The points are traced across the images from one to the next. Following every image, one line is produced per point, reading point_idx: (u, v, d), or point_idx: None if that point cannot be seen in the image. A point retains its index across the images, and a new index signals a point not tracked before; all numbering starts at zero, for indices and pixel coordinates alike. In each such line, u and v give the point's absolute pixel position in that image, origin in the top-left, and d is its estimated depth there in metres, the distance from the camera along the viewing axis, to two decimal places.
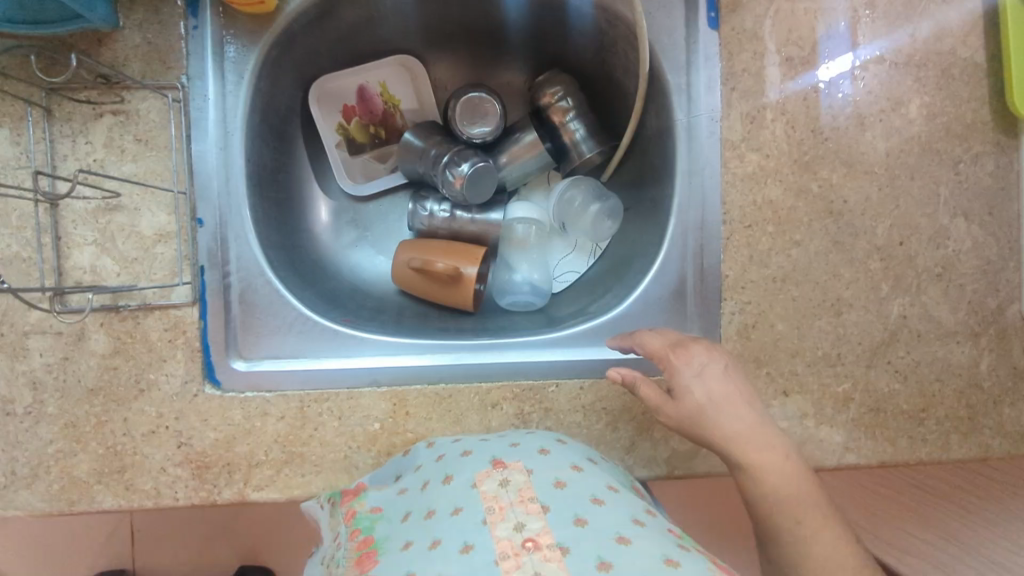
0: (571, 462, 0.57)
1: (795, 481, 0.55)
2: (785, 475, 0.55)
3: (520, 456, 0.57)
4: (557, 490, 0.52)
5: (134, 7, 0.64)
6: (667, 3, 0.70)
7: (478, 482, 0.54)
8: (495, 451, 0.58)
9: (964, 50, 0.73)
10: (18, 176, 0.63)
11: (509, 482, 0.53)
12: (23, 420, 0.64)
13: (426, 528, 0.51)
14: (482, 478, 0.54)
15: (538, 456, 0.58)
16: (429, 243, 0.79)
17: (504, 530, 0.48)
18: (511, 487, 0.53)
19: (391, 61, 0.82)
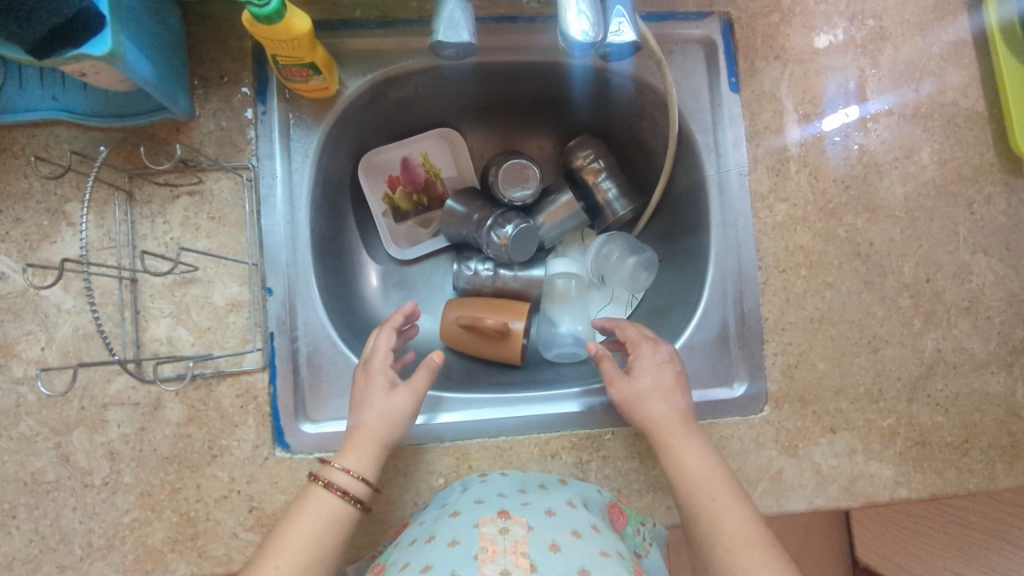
0: (574, 527, 0.59)
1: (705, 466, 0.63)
2: (704, 461, 0.64)
3: (524, 511, 0.60)
4: (548, 554, 0.55)
5: (209, 97, 0.69)
6: (691, 72, 0.76)
7: (481, 524, 0.58)
8: (505, 503, 0.62)
9: (965, 100, 0.79)
10: (102, 256, 0.67)
11: (507, 531, 0.57)
12: (100, 491, 0.66)
13: (423, 551, 0.57)
14: (486, 521, 0.58)
15: (544, 515, 0.61)
16: (471, 299, 0.82)
17: (490, 569, 0.53)
18: (508, 536, 0.56)
19: (433, 134, 0.87)
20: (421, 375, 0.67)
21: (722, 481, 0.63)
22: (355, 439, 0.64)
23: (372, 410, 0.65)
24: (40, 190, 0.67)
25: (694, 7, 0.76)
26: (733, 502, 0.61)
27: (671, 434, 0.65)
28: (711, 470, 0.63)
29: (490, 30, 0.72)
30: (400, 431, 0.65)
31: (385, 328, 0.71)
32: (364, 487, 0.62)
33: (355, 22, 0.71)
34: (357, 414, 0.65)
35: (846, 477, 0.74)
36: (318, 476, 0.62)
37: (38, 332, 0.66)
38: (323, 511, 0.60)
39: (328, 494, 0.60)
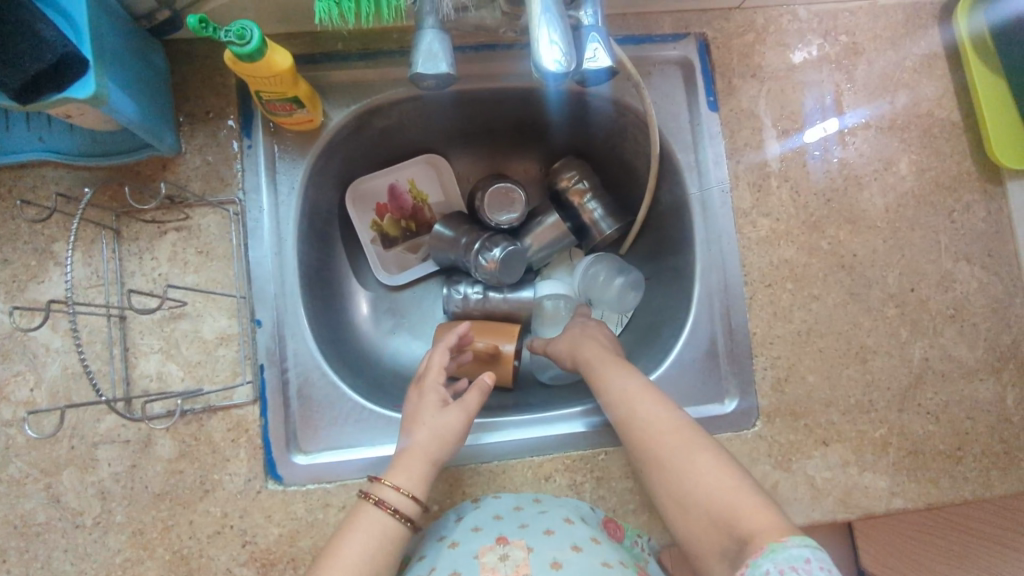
0: (574, 541, 0.61)
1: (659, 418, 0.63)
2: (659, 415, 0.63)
3: (523, 534, 0.62)
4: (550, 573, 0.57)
5: (194, 133, 0.70)
6: (670, 93, 0.78)
7: (481, 555, 0.60)
8: (502, 526, 0.63)
9: (940, 111, 0.80)
10: (90, 294, 0.67)
11: (508, 559, 0.59)
12: (91, 531, 0.65)
13: None
14: (484, 550, 0.61)
15: (541, 533, 0.62)
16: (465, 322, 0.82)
17: None
18: (509, 562, 0.59)
19: (419, 161, 0.88)
20: (473, 396, 0.69)
21: (669, 446, 0.61)
22: (407, 458, 0.65)
23: (424, 426, 0.66)
24: (27, 231, 0.67)
25: (670, 30, 0.77)
26: (678, 468, 0.59)
27: (620, 411, 0.65)
28: (662, 435, 0.62)
29: (470, 58, 0.74)
30: (451, 450, 0.67)
31: (439, 348, 0.75)
32: (415, 504, 0.63)
33: (338, 55, 0.72)
34: (412, 430, 0.67)
35: (840, 490, 0.74)
36: (369, 494, 0.63)
37: (27, 372, 0.66)
38: (373, 530, 0.60)
39: (379, 512, 0.61)
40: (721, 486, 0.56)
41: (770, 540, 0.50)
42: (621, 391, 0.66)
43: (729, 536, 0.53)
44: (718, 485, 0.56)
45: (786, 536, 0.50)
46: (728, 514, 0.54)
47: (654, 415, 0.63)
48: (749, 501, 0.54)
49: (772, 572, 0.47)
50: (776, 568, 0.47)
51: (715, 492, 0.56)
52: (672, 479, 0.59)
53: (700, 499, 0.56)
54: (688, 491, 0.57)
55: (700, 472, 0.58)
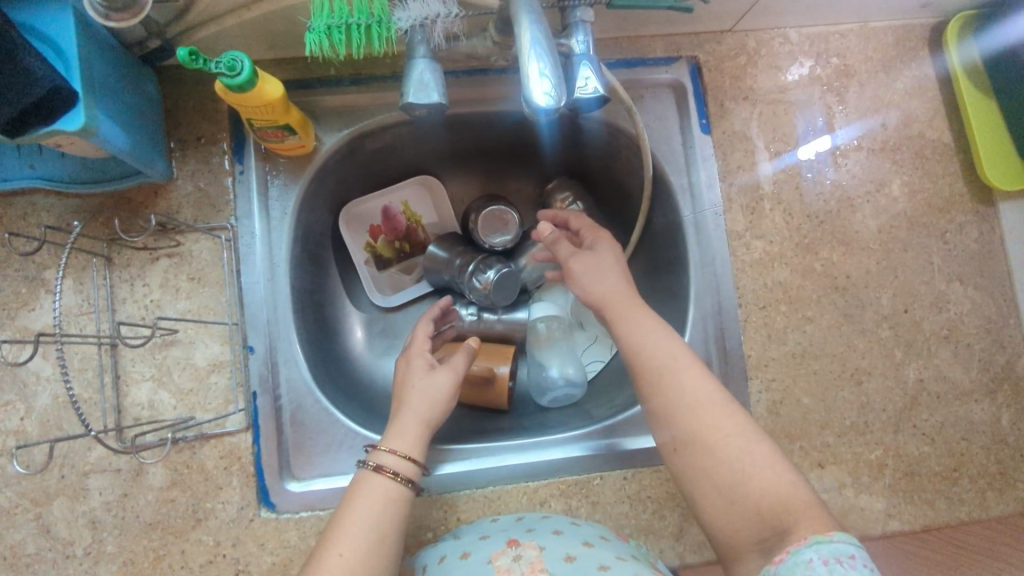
0: (585, 539, 0.62)
1: (701, 391, 0.58)
2: (700, 387, 0.59)
3: (533, 536, 0.62)
4: (566, 564, 0.57)
5: (186, 158, 0.70)
6: (662, 116, 0.78)
7: (493, 558, 0.59)
8: (510, 533, 0.63)
9: (932, 133, 0.80)
10: (81, 322, 0.67)
11: (521, 558, 0.59)
12: (82, 561, 0.65)
13: None
14: (497, 554, 0.60)
15: (551, 535, 0.63)
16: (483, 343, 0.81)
17: None
18: (523, 560, 0.59)
19: (413, 182, 0.88)
20: (459, 358, 0.69)
21: (718, 428, 0.57)
22: (402, 424, 0.64)
23: (414, 390, 0.65)
24: (17, 259, 0.67)
25: (662, 53, 0.78)
26: (729, 453, 0.55)
27: (658, 377, 0.60)
28: (710, 415, 0.57)
29: (462, 82, 0.74)
30: (441, 412, 0.66)
31: (422, 320, 0.75)
32: (415, 466, 0.62)
33: (330, 80, 0.73)
34: (404, 396, 0.65)
35: (837, 512, 0.74)
36: (367, 463, 0.61)
37: (17, 402, 0.66)
38: (377, 497, 0.59)
39: (380, 478, 0.60)
40: (773, 479, 0.54)
41: (815, 532, 0.50)
42: (664, 355, 0.61)
43: (773, 530, 0.52)
44: (772, 476, 0.54)
45: (831, 531, 0.50)
46: (779, 509, 0.53)
47: (696, 387, 0.59)
48: (803, 496, 0.53)
49: (816, 560, 0.48)
50: (820, 557, 0.48)
51: (769, 484, 0.54)
52: (715, 464, 0.56)
53: (747, 491, 0.54)
54: (737, 481, 0.54)
55: (754, 461, 0.55)
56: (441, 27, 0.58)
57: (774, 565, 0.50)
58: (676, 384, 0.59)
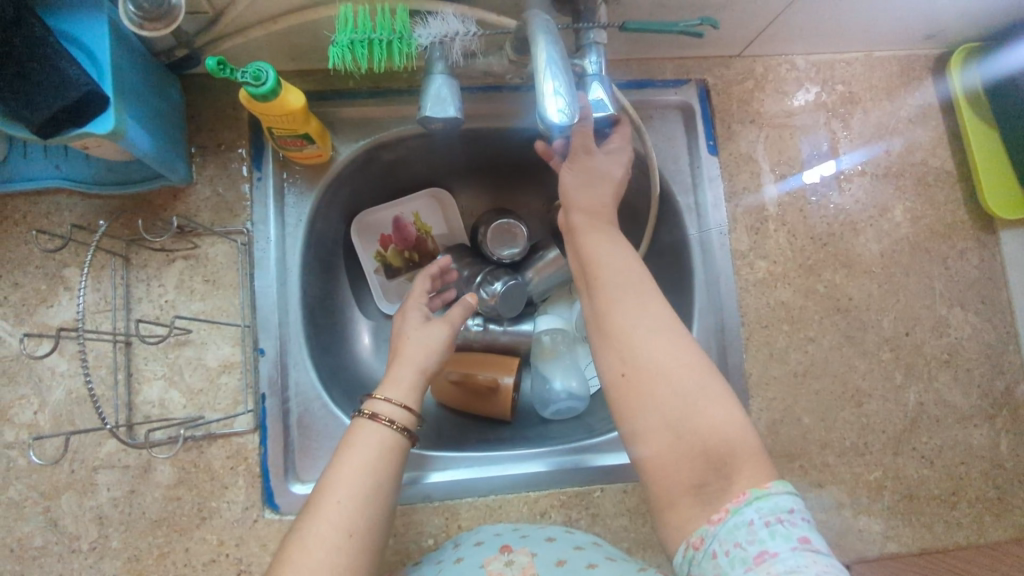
0: (576, 543, 0.64)
1: (661, 326, 0.58)
2: (660, 322, 0.58)
3: (526, 543, 0.63)
4: (558, 569, 0.59)
5: (206, 163, 0.72)
6: (670, 137, 0.80)
7: (486, 562, 0.61)
8: (504, 539, 0.64)
9: (934, 160, 0.82)
10: (97, 319, 0.68)
11: (514, 564, 0.60)
12: (87, 556, 0.66)
13: None
14: (490, 559, 0.61)
15: (545, 541, 0.64)
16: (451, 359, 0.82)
17: None
18: (515, 565, 0.60)
19: (425, 194, 0.88)
20: (456, 311, 0.71)
21: (676, 360, 0.56)
22: (398, 373, 0.64)
23: (410, 340, 0.67)
24: (39, 256, 0.69)
25: (672, 75, 0.80)
26: (685, 388, 0.55)
27: (611, 304, 0.60)
28: (664, 347, 0.57)
29: (477, 99, 0.76)
30: (435, 364, 0.67)
31: (421, 275, 0.78)
32: (413, 417, 0.62)
33: (347, 92, 0.75)
34: (402, 347, 0.67)
35: (835, 532, 0.74)
36: (363, 411, 0.61)
37: (31, 396, 0.67)
38: (374, 443, 0.59)
39: (376, 425, 0.60)
40: (725, 418, 0.54)
41: (753, 487, 0.51)
42: (617, 287, 0.61)
43: (716, 472, 0.52)
44: (721, 415, 0.54)
45: (769, 482, 0.51)
46: (725, 452, 0.52)
47: (659, 320, 0.59)
48: (748, 439, 0.53)
49: (757, 522, 0.48)
50: (762, 518, 0.48)
51: (721, 426, 0.53)
52: (665, 397, 0.55)
53: (698, 427, 0.53)
54: (690, 416, 0.54)
55: (708, 400, 0.54)
56: (460, 45, 0.60)
57: (713, 524, 0.50)
58: (642, 314, 0.59)
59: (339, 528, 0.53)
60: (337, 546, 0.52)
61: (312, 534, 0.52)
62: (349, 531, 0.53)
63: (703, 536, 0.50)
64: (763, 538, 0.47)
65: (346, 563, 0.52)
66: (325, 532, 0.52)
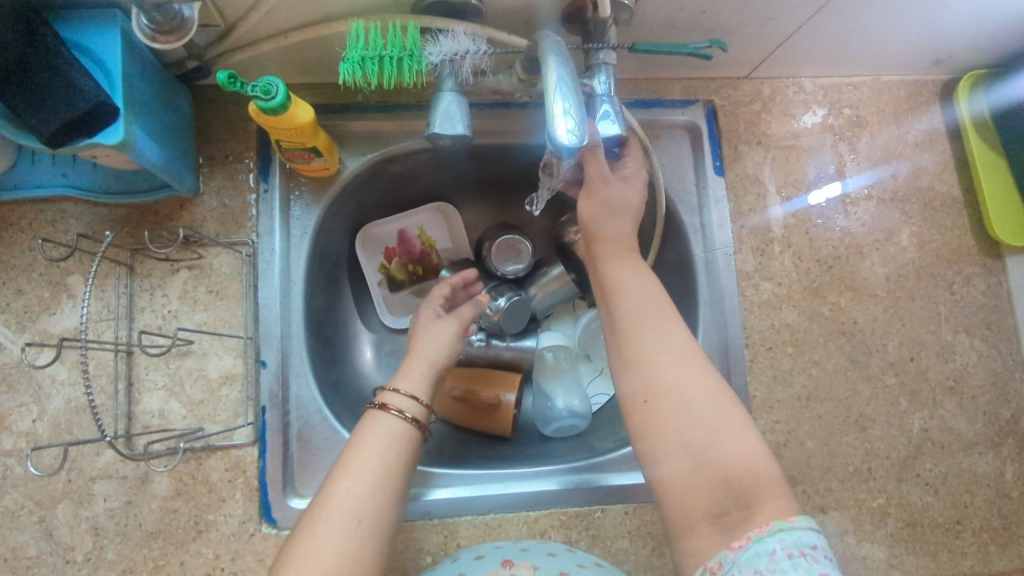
0: (579, 561, 0.63)
1: (679, 349, 0.58)
2: (678, 346, 0.59)
3: (526, 556, 0.63)
4: None
5: (214, 174, 0.72)
6: (677, 156, 0.80)
7: None
8: (504, 553, 0.64)
9: (941, 185, 0.82)
10: (99, 328, 0.68)
11: None
12: (81, 567, 0.65)
13: None
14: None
15: (546, 556, 0.64)
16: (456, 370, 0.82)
17: None
18: None
19: (431, 208, 0.88)
20: (466, 310, 0.72)
21: (696, 388, 0.56)
22: (410, 366, 0.65)
23: (422, 339, 0.68)
24: (43, 263, 0.69)
25: (679, 96, 0.80)
26: (701, 415, 0.55)
27: (626, 330, 0.60)
28: (684, 373, 0.57)
29: (485, 115, 0.76)
30: (447, 360, 0.67)
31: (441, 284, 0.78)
32: (422, 408, 0.62)
33: (356, 106, 0.75)
34: (415, 344, 0.67)
35: (837, 559, 0.73)
36: (374, 403, 0.61)
37: (30, 404, 0.67)
38: (383, 432, 0.58)
39: (385, 415, 0.60)
40: (744, 445, 0.54)
41: (776, 518, 0.51)
42: (634, 313, 0.61)
43: (737, 501, 0.52)
44: (744, 444, 0.54)
45: (792, 516, 0.51)
46: (746, 481, 0.52)
47: (682, 344, 0.58)
48: (770, 470, 0.53)
49: (779, 552, 0.49)
50: (784, 549, 0.49)
51: (742, 456, 0.53)
52: (684, 423, 0.55)
53: (720, 456, 0.53)
54: (709, 443, 0.54)
55: (728, 428, 0.54)
56: (470, 62, 0.60)
57: (733, 551, 0.50)
58: (668, 334, 0.59)
59: (349, 514, 0.52)
60: (348, 531, 0.52)
61: (322, 521, 0.52)
62: (358, 517, 0.52)
63: (722, 562, 0.50)
64: (784, 567, 0.48)
65: (355, 550, 0.51)
66: (334, 518, 0.52)
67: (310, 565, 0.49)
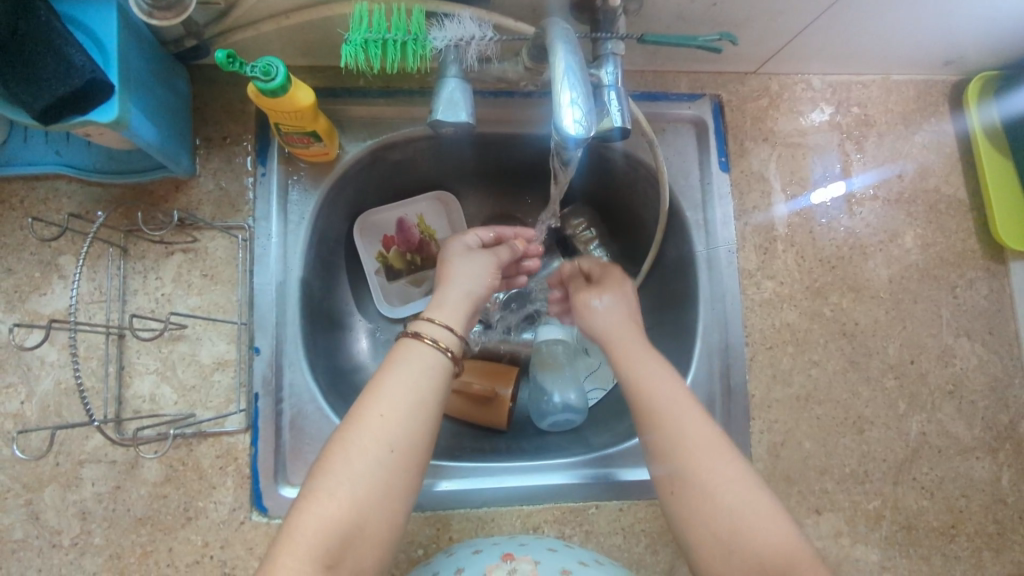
0: (579, 558, 0.63)
1: (699, 430, 0.56)
2: (698, 425, 0.57)
3: (527, 551, 0.63)
4: None
5: (211, 156, 0.71)
6: (681, 150, 0.78)
7: (488, 571, 0.60)
8: (504, 547, 0.64)
9: (947, 188, 0.81)
10: (91, 310, 0.67)
11: (517, 571, 0.59)
12: (68, 552, 0.64)
13: None
14: (492, 568, 0.60)
15: (546, 551, 0.63)
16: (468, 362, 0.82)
17: None
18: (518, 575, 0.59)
19: (428, 198, 0.87)
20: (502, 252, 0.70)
21: (722, 475, 0.54)
22: (446, 296, 0.62)
23: (457, 276, 0.65)
24: (34, 243, 0.67)
25: (686, 89, 0.79)
26: (730, 501, 0.53)
27: (651, 413, 0.58)
28: (712, 460, 0.55)
29: (489, 103, 0.75)
30: (483, 295, 0.65)
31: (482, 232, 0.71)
32: (457, 339, 0.60)
33: (358, 91, 0.74)
34: (452, 280, 0.64)
35: (832, 562, 0.73)
36: (407, 331, 0.59)
37: (19, 385, 0.65)
38: (417, 362, 0.57)
39: (420, 343, 0.58)
40: (774, 528, 0.52)
41: None
42: (655, 395, 0.59)
43: None
44: (774, 529, 0.52)
45: None
46: (783, 565, 0.51)
47: (700, 432, 0.56)
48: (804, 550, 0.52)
49: None
50: None
51: (773, 539, 0.51)
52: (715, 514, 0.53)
53: (753, 544, 0.51)
54: (741, 532, 0.52)
55: (756, 514, 0.52)
56: (475, 49, 0.59)
57: None
58: (685, 411, 0.58)
59: (382, 441, 0.52)
60: (380, 459, 0.52)
61: (354, 445, 0.52)
62: (391, 447, 0.52)
63: None
64: None
65: (386, 476, 0.52)
66: (367, 445, 0.52)
67: (340, 491, 0.50)
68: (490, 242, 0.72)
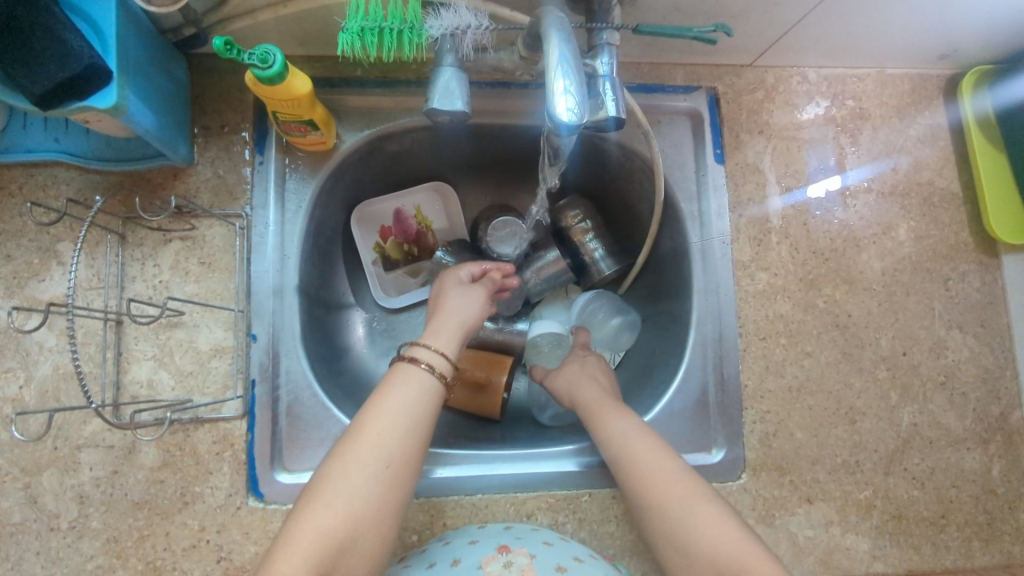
0: (575, 554, 0.63)
1: (647, 457, 0.62)
2: (646, 452, 0.62)
3: (523, 544, 0.63)
4: None
5: (209, 145, 0.71)
6: (677, 142, 0.79)
7: (484, 563, 0.60)
8: (499, 539, 0.64)
9: (941, 181, 0.82)
10: (88, 296, 0.68)
11: (513, 565, 0.60)
12: (66, 535, 0.65)
13: None
14: (488, 560, 0.60)
15: (543, 545, 0.64)
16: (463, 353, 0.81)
17: None
18: (514, 567, 0.59)
19: (426, 187, 0.88)
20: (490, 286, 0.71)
21: (668, 490, 0.59)
22: (438, 325, 0.63)
23: (450, 306, 0.66)
24: (33, 229, 0.68)
25: (682, 81, 0.79)
26: (673, 512, 0.57)
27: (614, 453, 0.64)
28: (657, 478, 0.60)
29: (486, 94, 0.76)
30: (475, 325, 0.66)
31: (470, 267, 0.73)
32: (450, 363, 0.60)
33: (355, 80, 0.74)
34: (444, 311, 0.65)
35: (822, 550, 0.74)
36: (403, 355, 0.60)
37: (18, 369, 0.66)
38: (415, 384, 0.57)
39: (416, 367, 0.58)
40: (712, 527, 0.55)
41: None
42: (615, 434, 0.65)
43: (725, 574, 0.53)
44: (714, 529, 0.55)
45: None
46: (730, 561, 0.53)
47: (646, 459, 0.61)
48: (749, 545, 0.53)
49: None
50: None
51: (712, 538, 0.54)
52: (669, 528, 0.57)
53: (697, 548, 0.55)
54: (686, 540, 0.56)
55: (695, 519, 0.56)
56: (471, 38, 0.59)
57: None
58: (635, 442, 0.64)
59: (378, 458, 0.53)
60: (375, 474, 0.53)
61: (352, 460, 0.53)
62: (387, 462, 0.53)
63: None
64: None
65: (381, 491, 0.52)
66: (364, 459, 0.53)
67: (338, 503, 0.51)
68: (478, 275, 0.73)
